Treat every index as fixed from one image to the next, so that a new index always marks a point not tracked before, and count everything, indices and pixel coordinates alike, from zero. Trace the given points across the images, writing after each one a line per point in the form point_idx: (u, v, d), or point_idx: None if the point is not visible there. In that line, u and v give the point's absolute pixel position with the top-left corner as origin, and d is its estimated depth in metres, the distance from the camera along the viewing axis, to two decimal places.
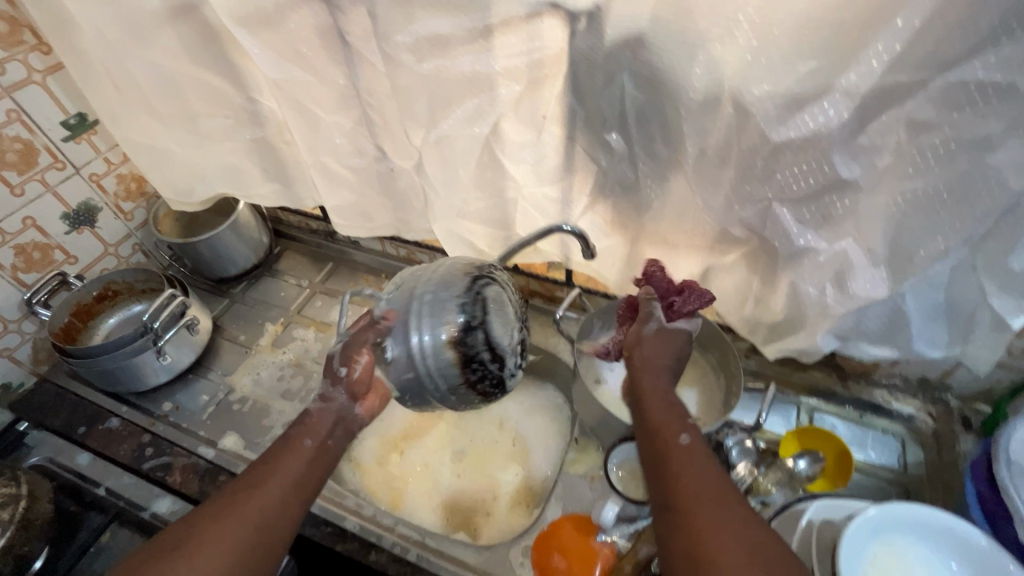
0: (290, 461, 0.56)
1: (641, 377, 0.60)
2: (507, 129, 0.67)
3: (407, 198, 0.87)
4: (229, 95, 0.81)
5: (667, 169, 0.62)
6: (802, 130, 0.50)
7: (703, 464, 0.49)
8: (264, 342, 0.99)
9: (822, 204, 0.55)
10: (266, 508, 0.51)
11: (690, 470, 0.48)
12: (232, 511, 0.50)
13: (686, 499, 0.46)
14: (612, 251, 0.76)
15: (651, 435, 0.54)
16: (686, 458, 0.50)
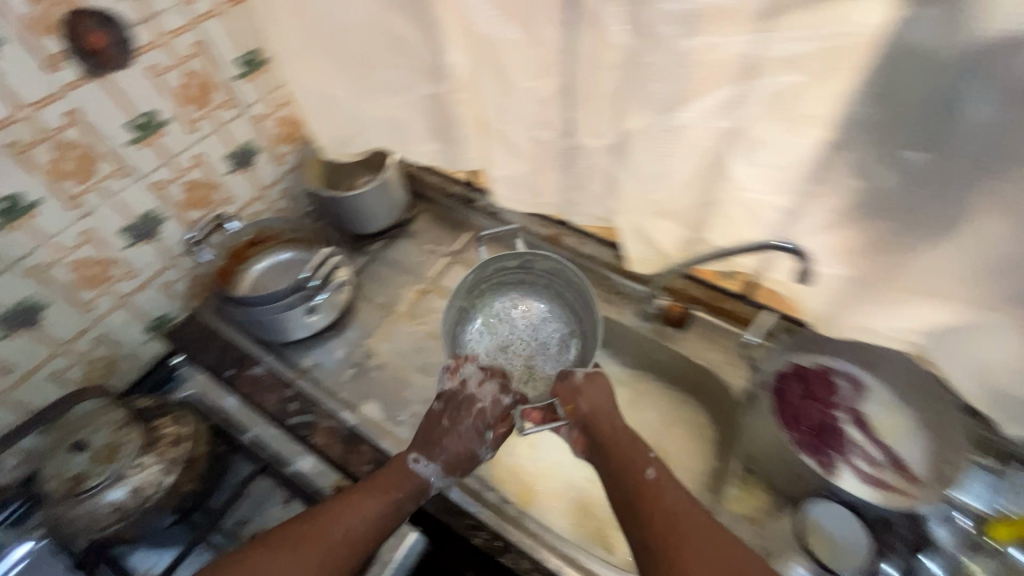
0: (357, 514, 0.63)
1: (600, 427, 0.69)
2: (755, 125, 0.56)
3: (583, 180, 0.79)
4: (418, 47, 0.74)
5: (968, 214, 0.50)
6: None
7: (673, 493, 0.62)
8: (402, 308, 0.96)
9: None
10: (330, 557, 0.60)
11: (666, 496, 0.61)
12: (304, 551, 0.59)
13: (670, 531, 0.59)
14: (834, 281, 0.65)
15: (619, 471, 0.65)
16: (664, 496, 0.62)
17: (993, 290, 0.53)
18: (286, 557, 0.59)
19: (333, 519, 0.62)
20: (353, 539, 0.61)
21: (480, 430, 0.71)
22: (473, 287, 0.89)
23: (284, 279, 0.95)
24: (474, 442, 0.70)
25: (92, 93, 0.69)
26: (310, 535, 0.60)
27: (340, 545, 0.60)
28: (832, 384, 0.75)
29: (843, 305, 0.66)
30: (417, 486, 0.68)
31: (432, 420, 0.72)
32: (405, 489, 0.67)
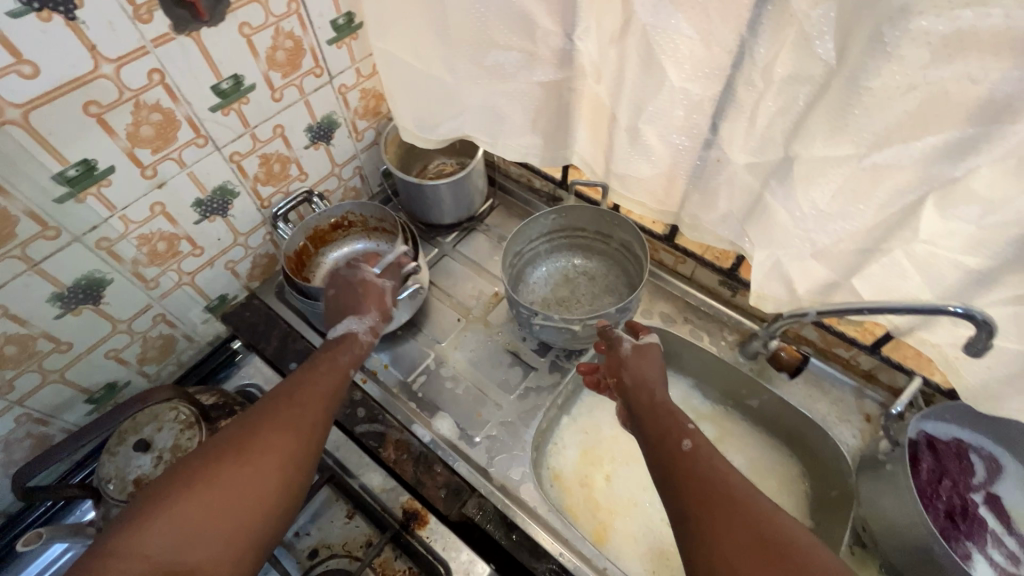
0: (325, 374, 0.64)
1: (650, 396, 0.66)
2: (978, 177, 0.47)
3: (713, 199, 0.70)
4: (547, 30, 0.65)
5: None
6: None
7: (709, 464, 0.57)
8: (478, 311, 0.89)
9: None
10: (315, 408, 0.60)
11: (707, 467, 0.56)
12: (288, 409, 0.59)
13: (703, 499, 0.53)
14: (1012, 358, 0.56)
15: (657, 440, 0.61)
16: (696, 467, 0.56)
17: None
18: (276, 419, 0.58)
19: (304, 381, 0.63)
20: (326, 394, 0.62)
21: (371, 279, 0.75)
22: (555, 234, 0.91)
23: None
24: (376, 287, 0.75)
25: (179, 50, 0.60)
26: (288, 398, 0.60)
27: (323, 399, 0.62)
28: (966, 460, 0.67)
29: (1016, 385, 0.57)
30: (356, 338, 0.70)
31: (341, 287, 0.75)
32: (347, 344, 0.69)
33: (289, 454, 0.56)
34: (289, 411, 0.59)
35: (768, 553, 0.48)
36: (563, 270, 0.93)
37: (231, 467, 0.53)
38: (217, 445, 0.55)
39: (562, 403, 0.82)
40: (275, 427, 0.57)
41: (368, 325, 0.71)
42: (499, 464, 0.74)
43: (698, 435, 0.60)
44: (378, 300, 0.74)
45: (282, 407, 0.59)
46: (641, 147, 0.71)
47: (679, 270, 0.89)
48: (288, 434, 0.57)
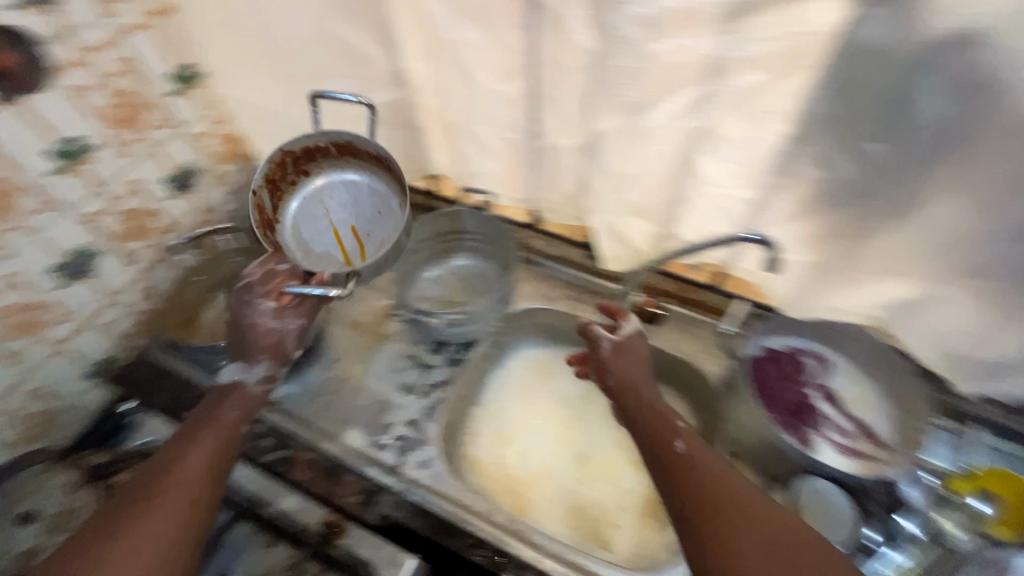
0: (200, 446, 0.61)
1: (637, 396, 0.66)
2: (724, 125, 0.58)
3: (554, 180, 0.79)
4: (373, 55, 0.72)
5: (933, 191, 0.53)
6: None
7: (704, 465, 0.57)
8: (373, 325, 0.92)
9: None
10: (186, 487, 0.58)
11: (701, 468, 0.57)
12: (160, 488, 0.57)
13: (709, 502, 0.53)
14: (799, 267, 0.67)
15: (650, 444, 0.61)
16: (696, 473, 0.56)
17: (946, 264, 0.57)
18: (139, 502, 0.56)
19: (179, 457, 0.60)
20: (202, 470, 0.60)
21: (269, 322, 0.72)
22: (441, 238, 0.95)
23: (348, 199, 0.87)
24: (274, 330, 0.73)
25: (6, 118, 0.61)
26: (157, 477, 0.58)
27: (195, 475, 0.59)
28: (802, 365, 0.78)
29: (809, 289, 0.69)
30: (245, 398, 0.68)
31: (234, 324, 0.71)
32: (227, 408, 0.66)
33: (154, 541, 0.54)
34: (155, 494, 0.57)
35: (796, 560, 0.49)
36: (451, 273, 0.97)
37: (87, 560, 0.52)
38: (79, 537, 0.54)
39: (464, 393, 0.87)
40: (136, 512, 0.55)
41: (257, 377, 0.70)
42: (410, 461, 0.78)
43: (689, 437, 0.60)
44: (278, 344, 0.72)
45: (149, 492, 0.57)
46: (483, 146, 0.79)
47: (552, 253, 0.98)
48: (153, 519, 0.55)
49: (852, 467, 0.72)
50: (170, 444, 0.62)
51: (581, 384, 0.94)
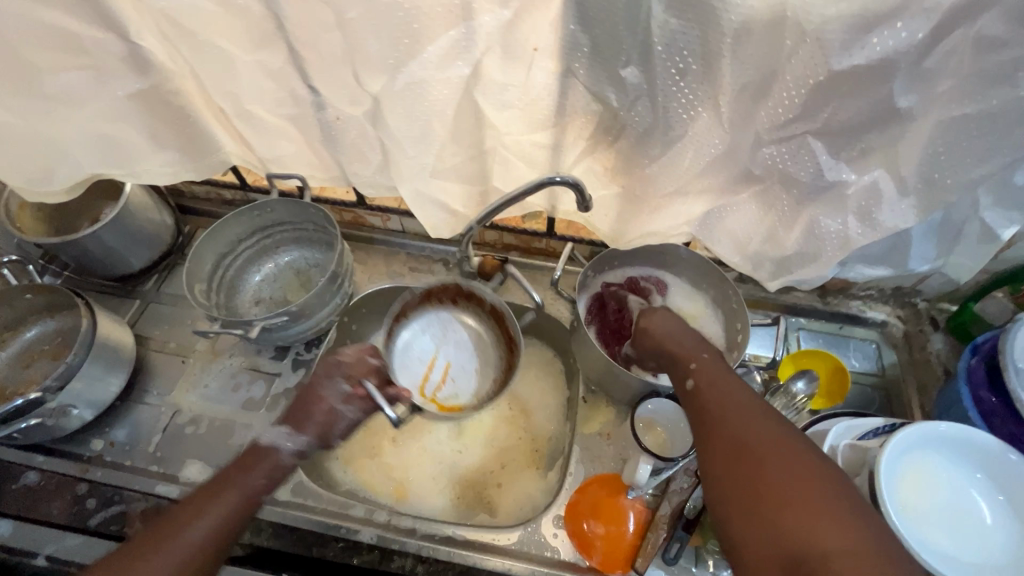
0: (217, 501, 0.56)
1: (647, 336, 0.67)
2: (490, 69, 0.55)
3: (356, 153, 0.73)
4: (91, 38, 0.61)
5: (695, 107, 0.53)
6: (870, 57, 0.46)
7: (715, 391, 0.56)
8: (203, 345, 0.83)
9: (863, 140, 0.53)
10: (190, 558, 0.53)
11: (718, 388, 0.57)
12: (164, 546, 0.52)
13: (704, 413, 0.55)
14: (608, 201, 0.68)
15: (676, 368, 0.62)
16: (705, 396, 0.56)
17: (729, 175, 0.59)
18: (147, 554, 0.52)
19: (191, 518, 0.54)
20: (212, 530, 0.55)
21: (334, 403, 0.63)
22: (262, 232, 0.86)
23: (462, 352, 0.82)
24: (333, 413, 0.63)
25: None
26: (173, 532, 0.53)
27: (208, 535, 0.54)
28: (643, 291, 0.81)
29: (623, 222, 0.69)
30: (276, 463, 0.61)
31: (304, 389, 0.64)
32: (253, 467, 0.60)
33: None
34: (163, 548, 0.52)
35: (756, 488, 0.47)
36: (279, 267, 0.89)
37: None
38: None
39: None
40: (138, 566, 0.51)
41: (293, 449, 0.62)
42: None
43: (705, 372, 0.58)
44: (329, 424, 0.63)
45: (162, 543, 0.53)
46: (266, 128, 0.71)
47: (392, 228, 0.93)
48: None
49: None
50: (189, 494, 0.57)
51: None
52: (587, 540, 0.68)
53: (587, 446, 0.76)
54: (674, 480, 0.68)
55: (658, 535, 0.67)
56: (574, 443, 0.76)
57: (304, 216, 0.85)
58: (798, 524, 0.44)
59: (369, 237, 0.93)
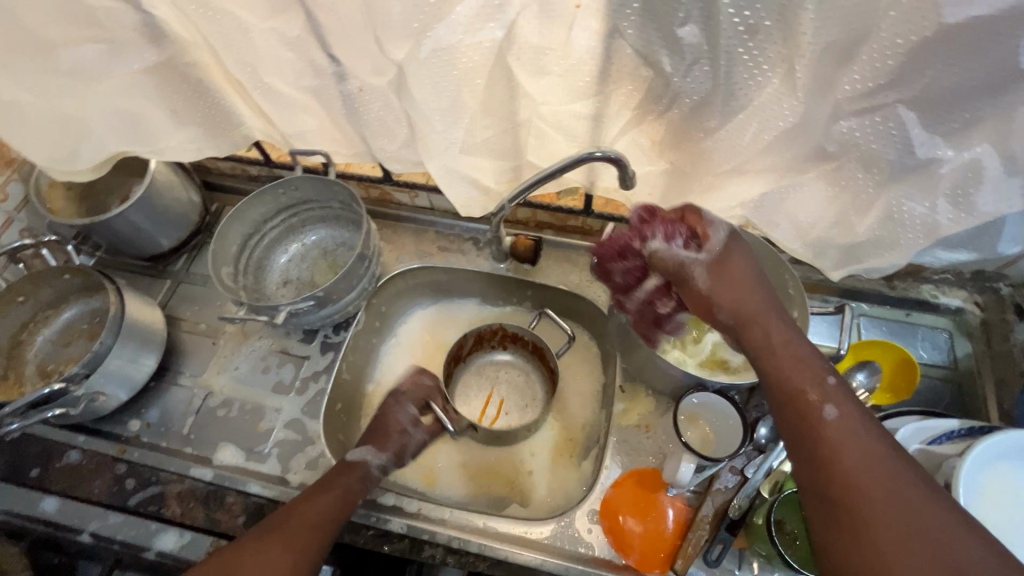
0: (328, 498, 0.61)
1: (749, 335, 0.55)
2: (527, 32, 0.49)
3: (381, 127, 0.68)
4: (102, 10, 0.57)
5: (766, 74, 0.46)
6: (992, 5, 0.38)
7: (856, 445, 0.46)
8: (232, 326, 0.82)
9: (967, 109, 0.45)
10: (310, 532, 0.57)
11: (859, 441, 0.46)
12: (291, 524, 0.57)
13: (817, 441, 0.48)
14: (653, 178, 0.61)
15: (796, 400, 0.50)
16: (837, 441, 0.47)
17: (799, 150, 0.52)
18: (269, 541, 0.55)
19: (311, 501, 0.60)
20: (325, 521, 0.58)
21: (402, 423, 0.74)
22: (288, 211, 0.84)
23: (515, 392, 0.84)
24: (403, 433, 0.73)
25: None
26: (294, 522, 0.57)
27: (322, 525, 0.58)
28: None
29: (669, 202, 0.63)
30: (367, 474, 0.66)
31: (378, 417, 0.75)
32: (352, 474, 0.65)
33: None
34: (284, 535, 0.55)
35: None
36: (303, 248, 0.87)
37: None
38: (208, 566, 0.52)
39: (348, 378, 0.80)
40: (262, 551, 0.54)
41: (379, 463, 0.69)
42: (295, 465, 0.72)
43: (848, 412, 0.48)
44: (401, 444, 0.72)
45: (286, 523, 0.57)
46: (287, 102, 0.67)
47: (419, 204, 0.89)
48: (273, 559, 0.53)
49: (729, 374, 0.72)
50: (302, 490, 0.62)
51: None
52: (624, 538, 0.65)
53: (624, 439, 0.72)
54: (717, 478, 0.64)
55: (699, 535, 0.62)
56: (610, 435, 0.73)
57: (331, 194, 0.82)
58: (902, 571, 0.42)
59: (396, 215, 0.89)
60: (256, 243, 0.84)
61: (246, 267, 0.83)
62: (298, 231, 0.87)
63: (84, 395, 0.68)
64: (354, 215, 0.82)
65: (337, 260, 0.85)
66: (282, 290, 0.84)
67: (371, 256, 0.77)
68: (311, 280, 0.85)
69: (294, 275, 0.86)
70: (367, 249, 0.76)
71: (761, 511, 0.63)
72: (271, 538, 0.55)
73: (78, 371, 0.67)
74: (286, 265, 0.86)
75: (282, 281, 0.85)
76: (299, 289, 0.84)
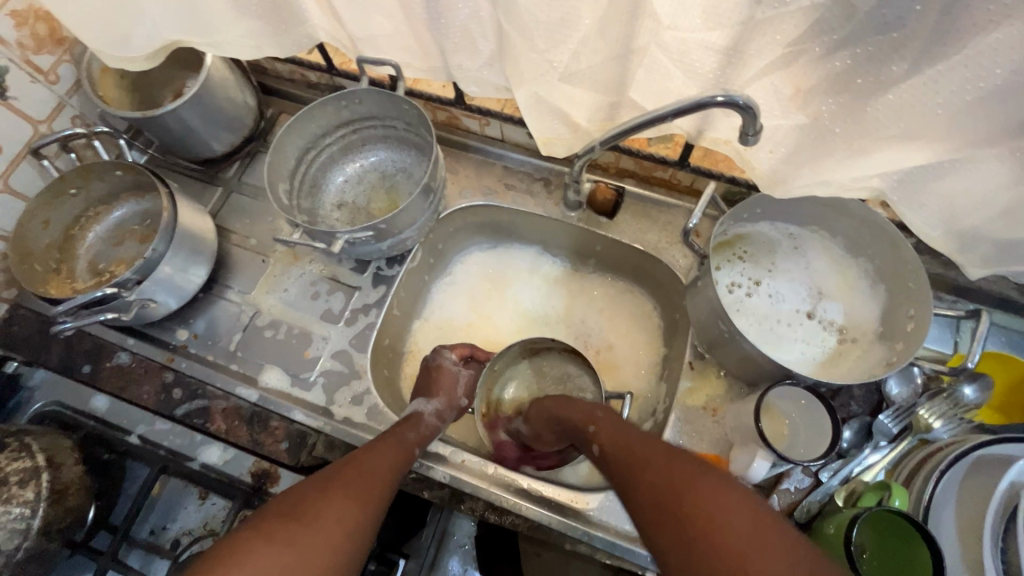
0: (387, 447, 0.59)
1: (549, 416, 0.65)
2: None
3: (463, 40, 0.58)
4: None
5: (994, 15, 0.36)
6: None
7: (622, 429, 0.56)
8: (283, 246, 0.78)
9: None
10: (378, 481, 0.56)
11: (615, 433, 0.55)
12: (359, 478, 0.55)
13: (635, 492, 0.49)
14: (783, 135, 0.51)
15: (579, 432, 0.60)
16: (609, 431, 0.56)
17: (994, 122, 0.41)
18: (331, 490, 0.52)
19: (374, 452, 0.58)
20: (388, 473, 0.57)
21: (450, 366, 0.72)
22: (348, 127, 0.77)
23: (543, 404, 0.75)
24: (452, 374, 0.72)
25: None
26: (355, 473, 0.55)
27: (385, 478, 0.56)
28: (773, 260, 0.69)
29: (794, 164, 0.53)
30: (421, 423, 0.66)
31: (423, 370, 0.73)
32: (410, 426, 0.64)
33: (340, 537, 0.50)
34: (346, 487, 0.53)
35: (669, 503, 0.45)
36: (360, 170, 0.80)
37: (286, 533, 0.48)
38: (271, 514, 0.50)
39: (397, 313, 0.77)
40: (325, 498, 0.52)
41: (434, 409, 0.68)
42: (340, 399, 0.70)
43: (605, 435, 0.56)
44: (453, 385, 0.71)
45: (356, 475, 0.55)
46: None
47: (489, 134, 0.80)
48: (340, 509, 0.51)
49: (815, 366, 0.64)
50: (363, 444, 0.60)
51: (539, 288, 0.83)
52: None
53: (687, 419, 0.67)
54: (787, 478, 0.60)
55: None
56: (673, 412, 0.68)
57: (397, 113, 0.75)
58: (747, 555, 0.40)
59: (463, 143, 0.81)
60: (312, 160, 0.78)
61: (298, 184, 0.77)
62: (357, 152, 0.80)
63: (134, 302, 0.66)
64: (420, 138, 0.75)
65: (395, 186, 0.79)
66: (334, 213, 0.79)
67: (436, 189, 0.71)
68: (365, 206, 0.79)
69: (348, 198, 0.80)
70: (432, 179, 0.69)
71: (834, 521, 0.57)
72: (334, 489, 0.52)
73: (127, 276, 0.64)
74: (342, 186, 0.80)
75: (336, 202, 0.80)
76: (353, 214, 0.79)
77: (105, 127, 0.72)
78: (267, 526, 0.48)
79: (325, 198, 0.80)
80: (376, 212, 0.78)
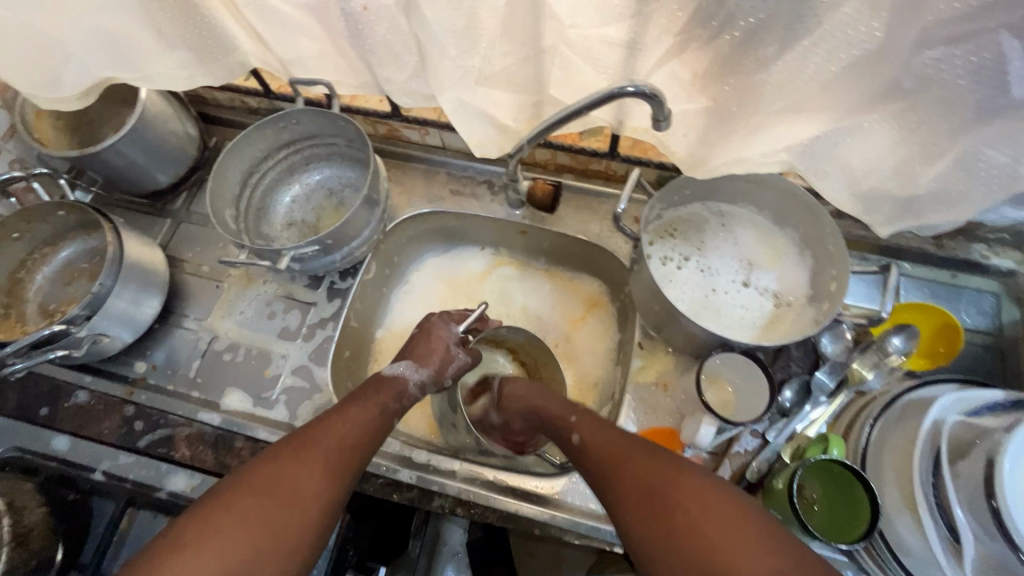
0: (363, 410, 0.62)
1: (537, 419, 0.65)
2: None
3: (386, 54, 0.61)
4: None
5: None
6: None
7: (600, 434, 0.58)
8: (236, 270, 0.79)
9: None
10: (342, 444, 0.58)
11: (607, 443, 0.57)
12: (321, 446, 0.56)
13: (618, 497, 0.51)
14: (691, 118, 0.54)
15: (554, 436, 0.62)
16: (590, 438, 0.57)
17: (866, 86, 0.45)
18: (302, 460, 0.54)
19: (340, 418, 0.60)
20: (359, 436, 0.59)
21: (450, 343, 0.72)
22: (289, 148, 0.79)
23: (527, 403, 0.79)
24: (449, 353, 0.71)
25: None
26: (324, 439, 0.57)
27: (354, 442, 0.59)
28: (704, 238, 0.72)
29: (707, 145, 0.56)
30: (404, 390, 0.68)
31: (422, 333, 0.73)
32: (388, 390, 0.66)
33: (302, 498, 0.52)
34: (316, 454, 0.55)
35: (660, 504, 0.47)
36: (305, 189, 0.82)
37: (251, 506, 0.50)
38: (236, 488, 0.51)
39: (356, 324, 0.78)
40: (294, 466, 0.54)
41: (418, 379, 0.69)
42: (304, 413, 0.71)
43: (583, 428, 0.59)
44: (445, 362, 0.71)
45: (320, 444, 0.56)
46: (286, 24, 0.60)
47: (430, 143, 0.83)
48: (308, 473, 0.54)
49: (755, 335, 0.68)
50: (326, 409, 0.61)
51: (494, 287, 0.85)
52: None
53: (641, 398, 0.70)
54: (737, 441, 0.64)
55: None
56: (626, 391, 0.70)
57: (336, 130, 0.77)
58: (725, 551, 0.42)
59: (405, 154, 0.84)
60: (256, 184, 0.79)
61: (242, 208, 0.78)
62: (301, 171, 0.82)
63: (86, 338, 0.66)
64: (360, 149, 0.77)
65: (342, 200, 0.81)
66: (282, 233, 0.81)
67: (379, 200, 0.73)
68: (313, 222, 0.81)
69: (296, 216, 0.81)
70: (374, 190, 0.70)
71: (780, 476, 0.60)
72: (304, 455, 0.55)
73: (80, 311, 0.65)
74: (289, 206, 0.82)
75: (283, 223, 0.81)
76: (301, 231, 0.80)
77: (43, 169, 0.72)
78: (234, 498, 0.50)
79: (273, 219, 0.81)
80: (324, 227, 0.80)
